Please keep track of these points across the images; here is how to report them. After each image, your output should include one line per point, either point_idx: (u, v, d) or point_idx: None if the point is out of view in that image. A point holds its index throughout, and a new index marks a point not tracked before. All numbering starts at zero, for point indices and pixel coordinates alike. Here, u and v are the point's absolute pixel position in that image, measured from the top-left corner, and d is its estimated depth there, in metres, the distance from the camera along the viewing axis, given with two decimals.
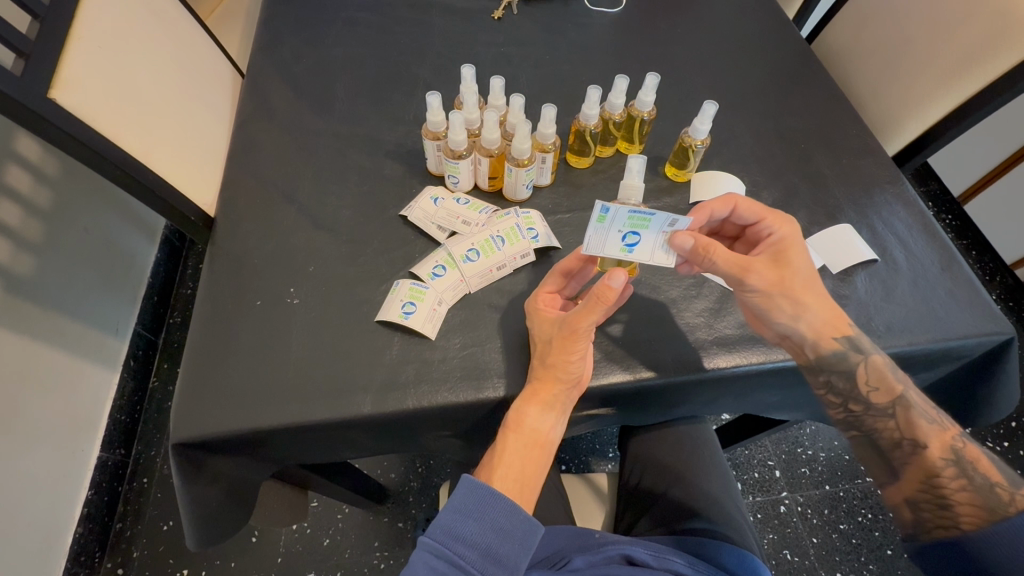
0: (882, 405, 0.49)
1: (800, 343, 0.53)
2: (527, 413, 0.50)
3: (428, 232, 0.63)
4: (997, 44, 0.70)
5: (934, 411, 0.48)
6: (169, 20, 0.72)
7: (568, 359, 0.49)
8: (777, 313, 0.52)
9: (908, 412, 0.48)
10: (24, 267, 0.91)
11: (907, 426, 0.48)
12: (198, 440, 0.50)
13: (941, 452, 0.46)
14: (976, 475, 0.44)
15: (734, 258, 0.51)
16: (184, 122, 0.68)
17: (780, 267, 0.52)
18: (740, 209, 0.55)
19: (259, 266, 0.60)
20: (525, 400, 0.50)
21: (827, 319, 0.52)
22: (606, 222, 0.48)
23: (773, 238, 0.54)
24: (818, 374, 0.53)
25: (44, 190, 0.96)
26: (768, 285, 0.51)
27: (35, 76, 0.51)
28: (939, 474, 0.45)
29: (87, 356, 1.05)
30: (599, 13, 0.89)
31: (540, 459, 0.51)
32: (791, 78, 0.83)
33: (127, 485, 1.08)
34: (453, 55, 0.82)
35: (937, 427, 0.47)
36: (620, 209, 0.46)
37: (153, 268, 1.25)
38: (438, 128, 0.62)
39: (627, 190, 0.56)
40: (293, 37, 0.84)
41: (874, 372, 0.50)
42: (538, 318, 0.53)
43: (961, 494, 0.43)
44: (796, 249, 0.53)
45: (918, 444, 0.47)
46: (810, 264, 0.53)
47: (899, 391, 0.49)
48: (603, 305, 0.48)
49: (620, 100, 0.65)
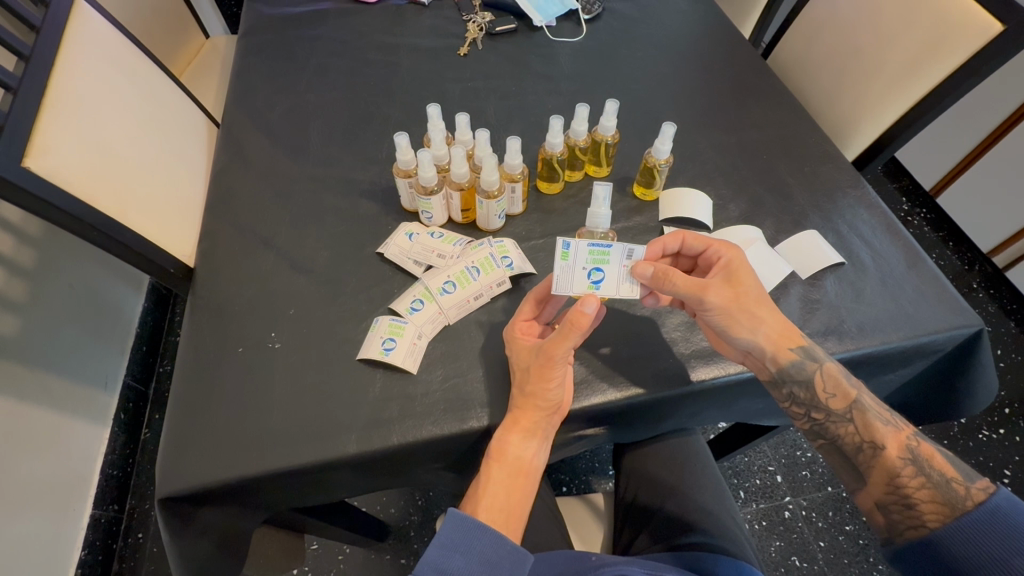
0: (840, 410, 0.50)
1: (763, 357, 0.52)
2: (510, 442, 0.51)
3: (406, 267, 0.64)
4: (939, 49, 0.73)
5: (888, 412, 0.49)
6: (141, 81, 0.74)
7: (543, 384, 0.50)
8: (737, 327, 0.52)
9: (864, 415, 0.49)
10: (9, 328, 0.91)
11: (866, 430, 0.48)
12: (185, 494, 0.50)
13: (898, 452, 0.47)
14: (934, 472, 0.45)
15: (691, 279, 0.52)
16: (159, 175, 0.70)
17: (733, 286, 0.53)
18: (689, 241, 0.57)
19: (239, 313, 0.61)
20: (508, 427, 0.51)
21: (783, 330, 0.52)
22: (569, 258, 0.52)
23: (723, 262, 0.55)
24: (781, 387, 0.52)
25: (27, 249, 0.97)
26: (725, 302, 0.52)
27: (10, 146, 0.53)
28: (900, 475, 0.45)
29: (75, 412, 1.04)
30: (560, 43, 0.93)
31: (525, 485, 0.51)
32: (748, 92, 0.86)
33: (121, 542, 1.06)
34: (422, 93, 0.85)
35: (893, 427, 0.48)
36: (579, 242, 0.51)
37: (141, 317, 1.26)
38: (409, 166, 0.64)
39: (593, 219, 0.58)
40: (265, 86, 0.86)
41: (830, 380, 0.51)
42: (518, 345, 0.54)
43: (922, 492, 0.44)
44: (745, 270, 0.54)
45: (877, 446, 0.47)
46: (760, 283, 0.54)
47: (853, 395, 0.50)
48: (579, 330, 0.49)
49: (582, 126, 0.67)
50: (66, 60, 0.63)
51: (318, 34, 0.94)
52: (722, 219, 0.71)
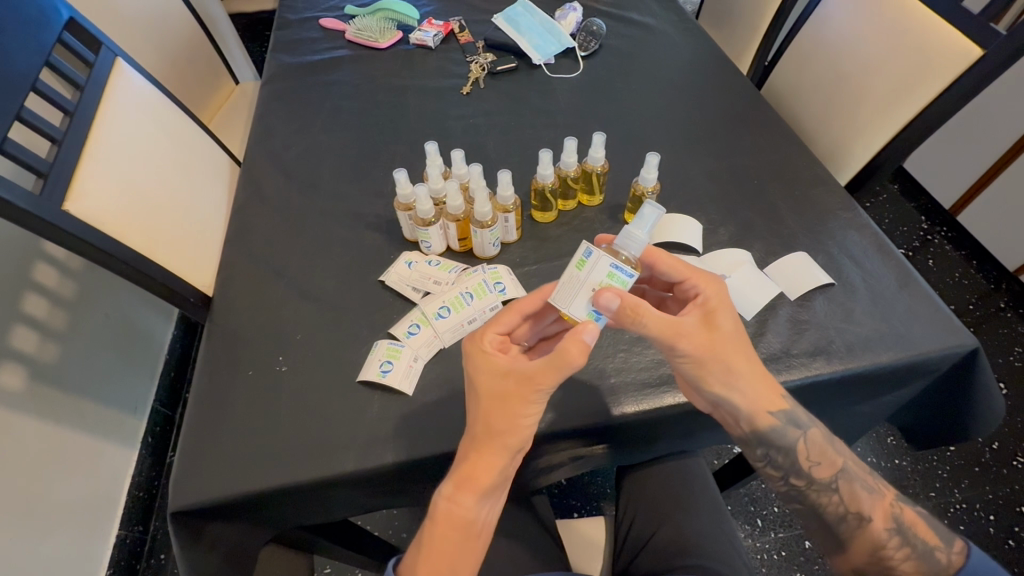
0: (826, 479, 0.52)
1: (737, 416, 0.53)
2: (460, 503, 0.47)
3: (405, 293, 0.67)
4: (923, 75, 0.75)
5: (871, 478, 0.52)
6: (171, 127, 0.82)
7: (512, 416, 0.47)
8: (710, 381, 0.50)
9: (850, 484, 0.51)
10: (49, 355, 0.98)
11: (851, 500, 0.50)
12: (196, 509, 0.53)
13: (884, 522, 0.49)
14: (918, 541, 0.47)
15: (665, 322, 0.48)
16: (185, 212, 0.76)
17: (709, 332, 0.50)
18: (662, 267, 0.55)
19: (252, 338, 0.65)
20: (458, 489, 0.47)
21: (759, 395, 0.51)
22: (585, 269, 0.49)
23: (701, 298, 0.51)
24: (757, 448, 0.54)
25: (68, 282, 1.06)
26: (698, 353, 0.49)
27: (53, 192, 0.60)
28: (884, 546, 0.48)
29: (109, 436, 1.10)
30: (558, 79, 0.98)
31: (471, 551, 0.48)
32: (739, 119, 0.89)
33: (144, 563, 1.10)
34: (427, 130, 0.91)
35: (875, 495, 0.51)
36: (602, 256, 0.48)
37: (170, 343, 1.33)
38: (408, 200, 0.68)
39: (627, 239, 0.51)
40: (283, 128, 0.93)
41: (816, 448, 0.52)
42: (481, 360, 0.48)
43: (906, 563, 0.46)
44: (723, 309, 0.51)
45: (863, 517, 0.49)
46: (738, 323, 0.51)
47: (838, 463, 0.52)
48: (567, 361, 0.45)
49: (572, 158, 0.71)
50: (105, 114, 0.71)
51: (333, 79, 1.01)
52: (711, 243, 0.73)
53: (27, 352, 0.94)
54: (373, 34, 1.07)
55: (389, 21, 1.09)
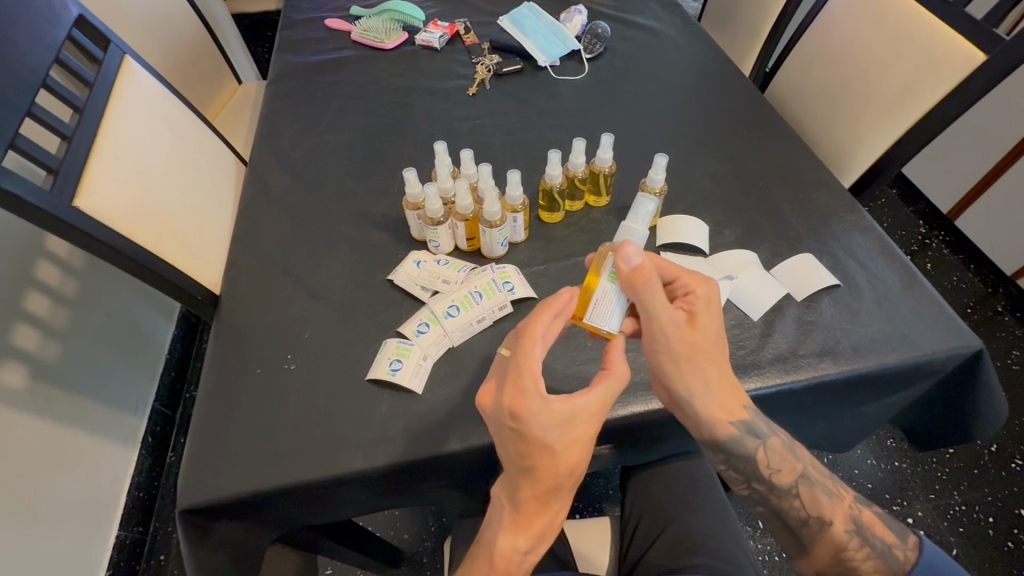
0: (786, 485, 0.53)
1: (698, 419, 0.52)
2: (534, 551, 0.50)
3: (413, 292, 0.68)
4: (927, 79, 0.76)
5: (831, 482, 0.53)
6: (179, 126, 0.82)
7: (587, 458, 0.49)
8: (679, 383, 0.51)
9: (810, 489, 0.52)
10: (50, 353, 0.98)
11: (813, 505, 0.52)
12: (205, 505, 0.53)
13: (844, 525, 0.50)
14: (877, 541, 0.49)
15: (652, 323, 0.48)
16: (192, 210, 0.76)
17: (692, 336, 0.50)
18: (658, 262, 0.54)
19: (261, 336, 0.65)
20: (542, 539, 0.50)
21: (722, 401, 0.52)
22: (613, 284, 0.50)
23: (688, 298, 0.52)
24: (717, 453, 0.54)
25: (71, 280, 1.06)
26: (676, 353, 0.50)
27: (63, 188, 0.60)
28: (847, 547, 0.49)
29: (108, 435, 1.09)
30: (564, 81, 0.98)
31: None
32: (744, 122, 0.89)
33: (144, 563, 1.09)
34: (432, 131, 0.91)
35: (835, 498, 0.52)
36: (628, 267, 0.49)
37: (171, 343, 1.33)
38: (417, 199, 0.68)
39: None
40: (290, 127, 0.93)
41: (776, 456, 0.53)
42: (552, 417, 0.46)
43: (867, 563, 0.47)
44: (709, 313, 0.51)
45: (824, 521, 0.51)
46: (720, 328, 0.52)
47: (799, 469, 0.53)
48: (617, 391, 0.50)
49: (580, 159, 0.71)
50: (114, 112, 0.71)
51: (339, 79, 1.02)
52: (717, 244, 0.74)
53: (29, 350, 0.94)
54: (379, 35, 1.07)
55: (395, 22, 1.10)
